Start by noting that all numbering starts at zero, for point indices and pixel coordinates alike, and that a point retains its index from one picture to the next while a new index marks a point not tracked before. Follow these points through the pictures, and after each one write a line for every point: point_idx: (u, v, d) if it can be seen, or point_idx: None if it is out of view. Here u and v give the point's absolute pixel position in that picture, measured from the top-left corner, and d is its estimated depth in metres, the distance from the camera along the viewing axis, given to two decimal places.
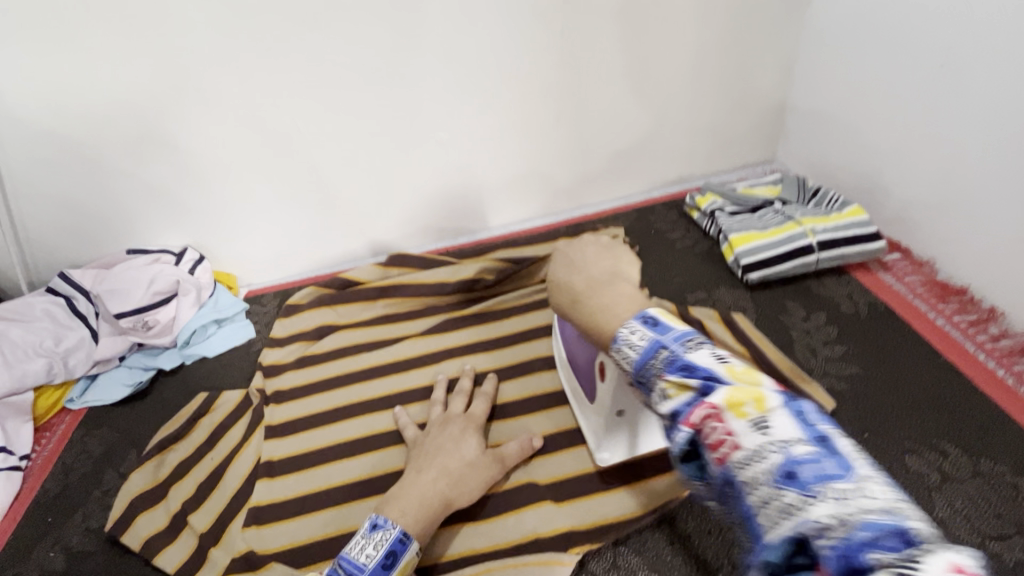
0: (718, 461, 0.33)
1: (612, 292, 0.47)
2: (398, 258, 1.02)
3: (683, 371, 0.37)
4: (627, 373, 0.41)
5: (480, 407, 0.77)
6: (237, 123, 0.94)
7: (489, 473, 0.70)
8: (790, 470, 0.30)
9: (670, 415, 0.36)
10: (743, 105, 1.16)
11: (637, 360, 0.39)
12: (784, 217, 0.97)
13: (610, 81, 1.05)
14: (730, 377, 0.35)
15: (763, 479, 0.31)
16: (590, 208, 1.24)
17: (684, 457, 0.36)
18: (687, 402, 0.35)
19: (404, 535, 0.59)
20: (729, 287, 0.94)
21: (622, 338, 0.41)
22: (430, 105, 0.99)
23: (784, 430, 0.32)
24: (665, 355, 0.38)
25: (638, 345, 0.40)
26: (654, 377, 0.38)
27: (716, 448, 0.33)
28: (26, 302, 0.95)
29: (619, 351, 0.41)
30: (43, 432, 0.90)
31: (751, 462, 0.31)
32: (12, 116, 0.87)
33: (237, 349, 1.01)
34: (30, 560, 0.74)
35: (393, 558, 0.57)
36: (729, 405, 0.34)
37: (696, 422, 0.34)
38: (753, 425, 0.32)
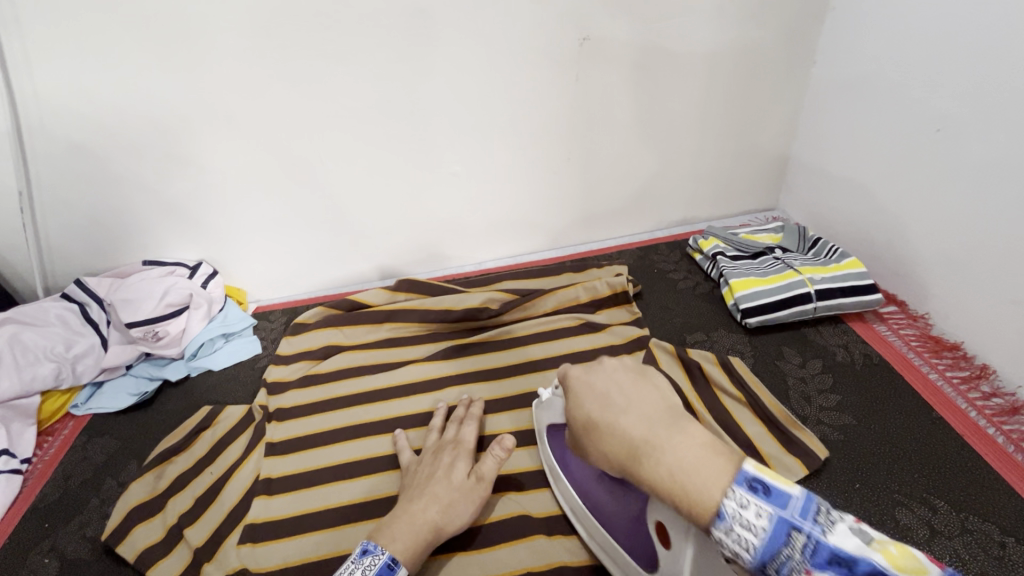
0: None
1: (672, 437, 0.48)
2: (407, 284, 1.05)
3: (831, 569, 0.37)
4: (745, 559, 0.41)
5: (470, 432, 0.77)
6: (262, 147, 0.97)
7: (480, 499, 0.70)
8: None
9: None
10: (746, 153, 1.21)
11: (762, 547, 0.40)
12: (783, 265, 1.00)
13: (620, 126, 1.09)
14: (892, 569, 0.36)
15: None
16: (595, 244, 1.28)
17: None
18: None
19: (392, 561, 0.60)
20: (727, 330, 0.96)
21: (732, 523, 0.41)
22: (447, 137, 1.03)
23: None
24: (801, 542, 0.39)
25: (760, 534, 0.40)
26: (794, 568, 0.39)
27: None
28: (40, 307, 0.97)
29: (727, 537, 0.41)
30: (45, 436, 0.91)
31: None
32: (41, 131, 0.89)
33: (242, 364, 1.03)
34: (24, 566, 0.74)
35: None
36: None
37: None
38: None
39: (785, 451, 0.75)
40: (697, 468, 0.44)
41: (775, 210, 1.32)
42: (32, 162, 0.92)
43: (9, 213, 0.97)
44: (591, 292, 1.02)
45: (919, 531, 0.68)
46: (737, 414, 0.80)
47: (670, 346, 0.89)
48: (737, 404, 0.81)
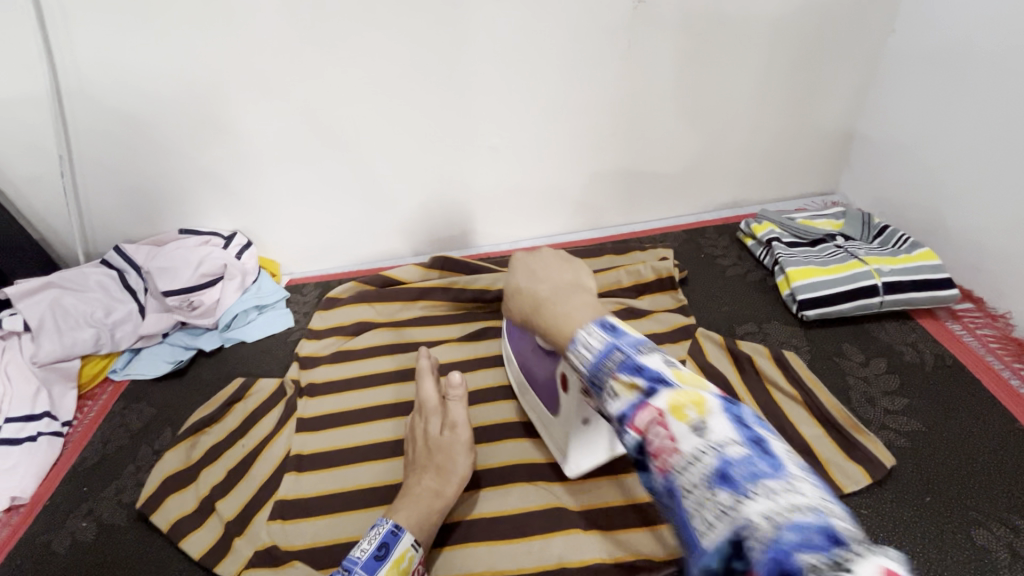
0: (661, 469, 0.33)
1: (569, 299, 0.47)
2: (440, 260, 1.01)
3: (632, 369, 0.37)
4: (580, 368, 0.41)
5: (427, 387, 0.74)
6: (296, 116, 0.94)
7: (462, 444, 0.69)
8: (724, 472, 0.30)
9: (618, 416, 0.37)
10: (806, 132, 1.12)
11: (592, 361, 0.40)
12: (846, 254, 0.92)
13: (670, 99, 1.02)
14: (678, 379, 0.36)
15: (700, 482, 0.31)
16: (637, 226, 1.22)
17: (634, 463, 0.36)
18: (632, 404, 0.36)
19: (394, 527, 0.60)
20: (781, 322, 0.90)
21: (579, 340, 0.42)
22: (485, 108, 0.98)
23: (722, 434, 0.32)
24: (617, 357, 0.39)
25: (594, 347, 0.40)
26: (606, 378, 0.38)
27: (659, 455, 0.33)
28: (81, 272, 0.98)
29: (574, 353, 0.42)
30: (85, 400, 0.93)
31: (688, 467, 0.32)
32: (79, 94, 0.88)
33: (275, 337, 1.02)
34: (63, 528, 0.75)
35: (386, 549, 0.58)
36: (673, 411, 0.34)
37: (641, 425, 0.35)
38: (695, 431, 0.33)
39: (846, 458, 0.69)
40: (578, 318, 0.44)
41: (834, 194, 1.23)
42: (72, 127, 0.92)
43: (50, 177, 0.97)
44: (635, 276, 0.96)
45: (999, 554, 0.61)
46: (792, 414, 0.75)
47: (719, 337, 0.84)
48: (792, 402, 0.76)
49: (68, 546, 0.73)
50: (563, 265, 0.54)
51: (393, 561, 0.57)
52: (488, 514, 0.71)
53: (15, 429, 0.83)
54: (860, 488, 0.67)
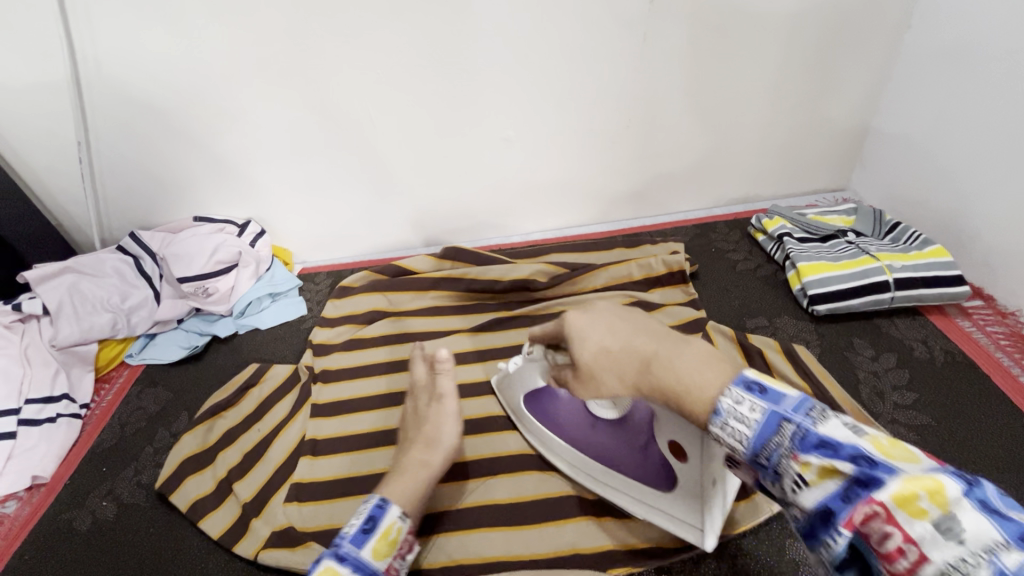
0: (903, 569, 0.34)
1: (672, 351, 0.47)
2: (453, 251, 1.02)
3: (819, 453, 0.37)
4: (741, 451, 0.41)
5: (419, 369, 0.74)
6: (311, 105, 0.95)
7: (449, 415, 0.68)
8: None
9: (814, 506, 0.37)
10: (818, 128, 1.12)
11: (753, 438, 0.40)
12: (857, 250, 0.92)
13: (684, 93, 1.02)
14: (884, 458, 0.35)
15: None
16: (648, 219, 1.23)
17: (856, 552, 0.37)
18: (837, 492, 0.36)
19: (382, 500, 0.57)
20: (792, 317, 0.90)
21: (725, 417, 0.41)
22: (500, 100, 0.98)
23: (973, 531, 0.32)
24: (790, 430, 0.39)
25: (751, 424, 0.40)
26: (783, 456, 0.39)
27: (896, 555, 0.34)
28: (98, 258, 0.99)
29: (723, 432, 0.42)
30: (102, 383, 0.94)
31: (945, 575, 0.32)
32: (98, 82, 0.89)
33: (289, 324, 1.03)
34: (84, 507, 0.77)
35: (373, 522, 0.55)
36: (900, 503, 0.33)
37: (859, 523, 0.35)
38: (937, 528, 0.32)
39: None
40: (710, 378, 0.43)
41: (845, 190, 1.24)
42: (90, 113, 0.92)
43: (68, 164, 0.98)
44: (646, 269, 0.97)
45: None
46: None
47: (730, 331, 0.85)
48: (802, 395, 0.76)
49: (89, 524, 0.75)
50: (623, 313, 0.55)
51: (382, 533, 0.55)
52: (501, 500, 0.72)
53: (34, 410, 0.84)
54: None
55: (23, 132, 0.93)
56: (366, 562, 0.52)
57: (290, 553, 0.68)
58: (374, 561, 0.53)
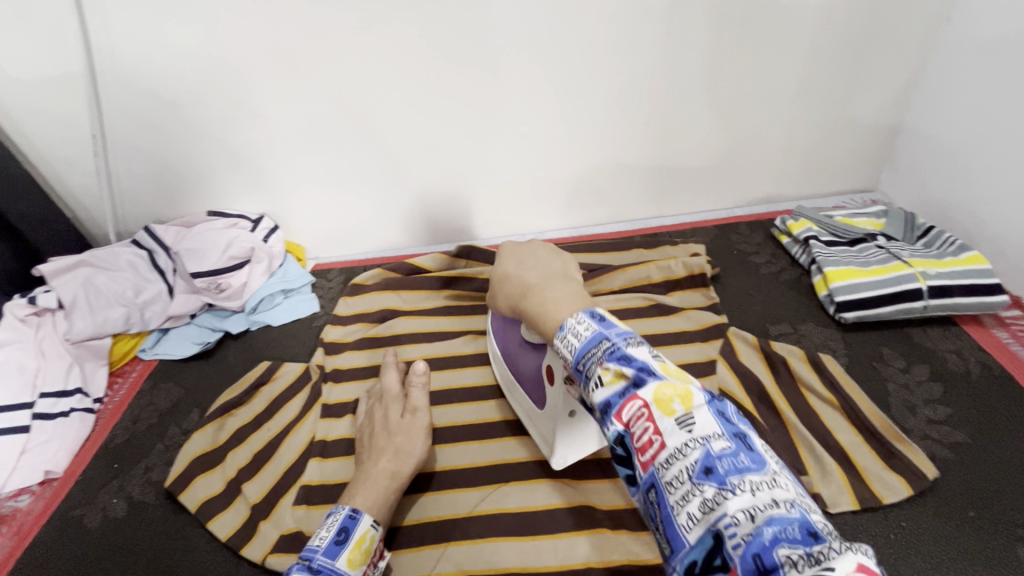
0: (646, 463, 0.36)
1: (550, 288, 0.52)
2: (467, 250, 0.99)
3: (620, 360, 0.40)
4: (567, 358, 0.44)
5: (392, 378, 0.77)
6: (325, 98, 0.93)
7: (420, 428, 0.70)
8: (706, 465, 0.34)
9: (600, 404, 0.40)
10: (848, 126, 1.08)
11: (579, 348, 0.43)
12: (888, 255, 0.88)
13: (710, 88, 0.99)
14: (663, 373, 0.39)
15: (685, 476, 0.34)
16: (667, 219, 1.19)
17: (618, 455, 0.39)
18: (620, 391, 0.39)
19: (353, 511, 0.60)
20: (817, 324, 0.87)
21: (568, 331, 0.45)
22: (517, 94, 0.95)
23: (705, 428, 0.35)
24: (605, 346, 0.41)
25: (581, 336, 0.43)
26: (592, 365, 0.41)
27: (645, 449, 0.36)
28: (111, 251, 0.98)
29: (563, 345, 0.45)
30: (115, 377, 0.94)
31: (673, 460, 0.35)
32: (114, 75, 0.88)
33: (301, 321, 1.02)
34: (96, 503, 0.77)
35: (346, 533, 0.57)
36: (659, 403, 0.37)
37: (627, 418, 0.38)
38: (678, 423, 0.36)
39: (886, 467, 0.67)
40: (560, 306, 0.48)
41: (874, 191, 1.19)
42: (105, 107, 0.92)
43: (84, 157, 0.98)
44: (665, 271, 0.94)
45: None
46: (828, 419, 0.72)
47: (752, 338, 0.82)
48: (828, 407, 0.73)
49: (100, 520, 0.75)
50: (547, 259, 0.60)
51: (354, 543, 0.57)
52: (514, 508, 0.70)
53: (48, 405, 0.84)
54: (901, 500, 0.65)
55: (40, 125, 0.93)
56: (342, 572, 0.55)
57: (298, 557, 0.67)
58: (350, 570, 0.55)
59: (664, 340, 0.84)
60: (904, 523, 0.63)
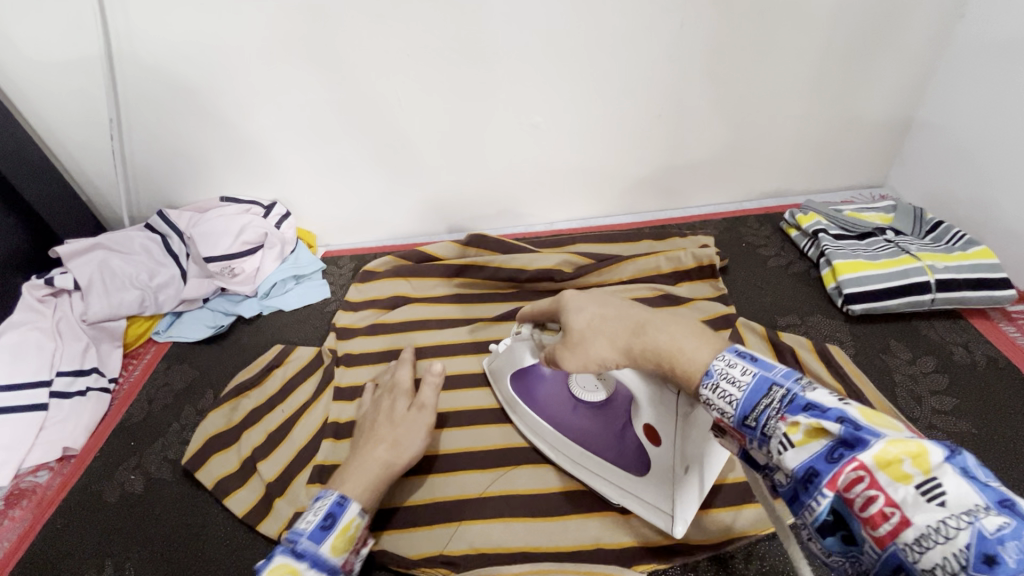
0: (880, 539, 0.34)
1: (659, 328, 0.48)
2: (478, 239, 1.00)
3: (807, 415, 0.38)
4: (730, 414, 0.42)
5: (404, 373, 0.76)
6: (339, 86, 0.93)
7: (424, 425, 0.70)
8: (981, 548, 0.30)
9: (798, 470, 0.38)
10: (859, 121, 1.08)
11: (743, 399, 0.41)
12: (896, 249, 0.89)
13: (722, 82, 0.99)
14: (869, 424, 0.37)
15: (946, 560, 0.31)
16: (676, 212, 1.20)
17: (829, 521, 0.38)
18: (821, 453, 0.37)
19: (341, 498, 0.60)
20: (824, 317, 0.88)
21: (716, 378, 0.43)
22: (530, 85, 0.96)
23: (957, 495, 0.32)
24: (779, 394, 0.40)
25: (740, 389, 0.41)
26: (770, 418, 0.40)
27: (877, 524, 0.34)
28: (126, 235, 0.99)
29: (711, 403, 0.43)
30: (130, 358, 0.95)
31: (927, 538, 0.32)
32: (130, 61, 0.89)
33: (312, 307, 1.03)
34: (113, 479, 0.78)
35: (332, 520, 0.57)
36: (882, 465, 0.34)
37: (843, 486, 0.36)
38: (919, 491, 0.33)
39: None
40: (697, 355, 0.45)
41: (883, 186, 1.21)
42: (122, 92, 0.93)
43: (100, 141, 0.99)
44: (675, 262, 0.94)
45: None
46: None
47: (760, 328, 0.83)
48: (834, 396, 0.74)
49: (118, 496, 0.76)
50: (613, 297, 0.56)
51: (339, 531, 0.57)
52: (524, 490, 0.72)
53: (65, 383, 0.86)
54: None
55: (56, 109, 0.94)
56: (324, 558, 0.55)
57: None
58: (332, 558, 0.56)
59: None
60: None
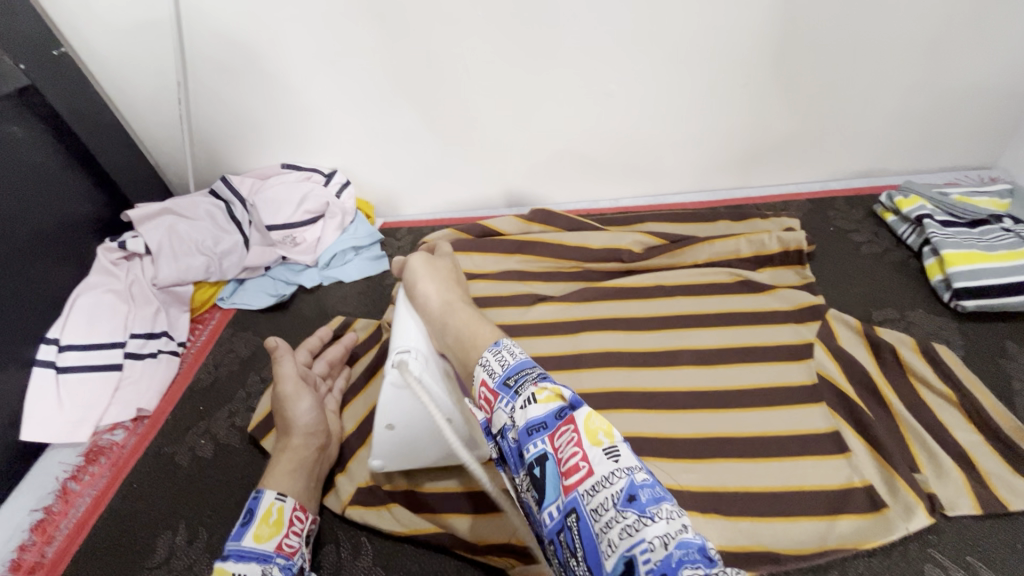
0: (568, 487, 0.39)
1: (460, 315, 0.62)
2: (542, 215, 0.96)
3: (553, 384, 0.44)
4: (497, 375, 0.48)
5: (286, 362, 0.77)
6: (402, 48, 0.89)
7: (290, 393, 0.70)
8: (630, 493, 0.36)
9: (529, 422, 0.42)
10: (972, 93, 0.96)
11: (512, 367, 0.48)
12: (1018, 239, 0.79)
13: (818, 49, 0.89)
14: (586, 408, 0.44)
15: (609, 502, 0.36)
16: (752, 191, 1.12)
17: (535, 475, 0.41)
18: (553, 410, 0.42)
19: (256, 492, 0.61)
20: (927, 311, 0.79)
21: (502, 352, 0.51)
22: (604, 51, 0.89)
23: (628, 459, 0.39)
24: (535, 372, 0.46)
25: (507, 362, 0.49)
26: (526, 381, 0.45)
27: (570, 474, 0.39)
28: (192, 201, 1.00)
29: (483, 366, 0.51)
30: (196, 323, 0.97)
31: (598, 487, 0.37)
32: (197, 24, 0.87)
33: (371, 280, 1.02)
34: (184, 442, 0.80)
35: (250, 513, 0.59)
36: (586, 430, 0.40)
37: (558, 440, 0.41)
38: (605, 453, 0.39)
39: (1015, 473, 0.60)
40: (476, 342, 0.56)
41: (993, 168, 1.08)
42: (186, 55, 0.91)
43: (167, 106, 0.99)
44: (757, 246, 0.87)
45: None
46: (945, 416, 0.66)
47: (856, 322, 0.76)
48: (945, 404, 0.67)
49: (189, 459, 0.78)
50: (455, 274, 0.72)
51: (261, 519, 0.58)
52: None
53: (138, 345, 0.88)
54: None
55: (125, 72, 0.94)
56: (250, 547, 0.55)
57: (373, 513, 0.68)
58: (260, 544, 0.56)
59: (756, 320, 0.78)
60: None
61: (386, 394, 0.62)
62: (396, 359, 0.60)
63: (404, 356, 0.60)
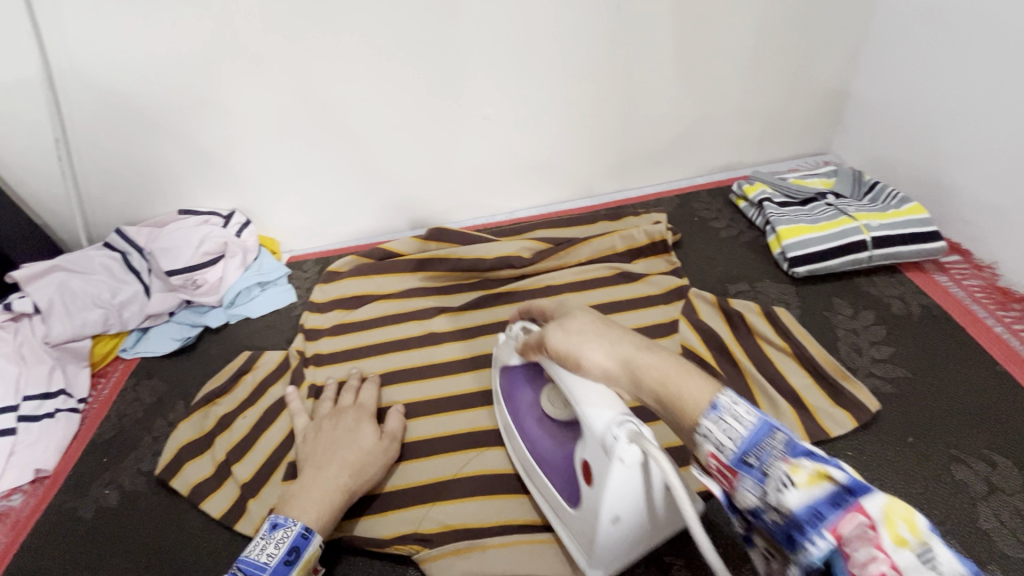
0: None
1: (650, 362, 0.47)
2: (438, 232, 1.02)
3: (811, 458, 0.35)
4: (729, 450, 0.38)
5: (370, 398, 0.78)
6: (290, 90, 0.94)
7: (388, 456, 0.72)
8: None
9: (795, 515, 0.34)
10: (799, 91, 1.12)
11: (744, 438, 0.38)
12: (837, 211, 0.93)
13: (663, 63, 1.03)
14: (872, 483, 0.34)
15: None
16: (632, 192, 1.23)
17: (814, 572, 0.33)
18: (826, 497, 0.33)
19: (306, 530, 0.60)
20: (773, 281, 0.92)
21: (721, 414, 0.40)
22: (479, 79, 0.98)
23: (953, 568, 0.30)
24: (781, 439, 0.37)
25: (739, 431, 0.38)
26: (774, 460, 0.36)
27: None
28: (85, 255, 0.98)
29: (705, 437, 0.40)
30: (99, 378, 0.95)
31: None
32: (75, 79, 0.88)
33: (279, 312, 1.04)
34: (87, 496, 0.79)
35: (296, 554, 0.58)
36: (886, 521, 0.32)
37: (843, 531, 0.32)
38: (920, 559, 0.30)
39: (834, 405, 0.72)
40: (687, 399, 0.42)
41: (828, 153, 1.25)
42: (64, 109, 0.92)
43: (47, 161, 0.97)
44: (629, 241, 0.97)
45: (976, 487, 0.65)
46: (784, 366, 0.77)
47: (710, 296, 0.86)
48: (783, 356, 0.78)
49: (93, 512, 0.77)
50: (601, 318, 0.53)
51: (303, 563, 0.59)
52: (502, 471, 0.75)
53: (33, 407, 0.85)
54: (846, 432, 0.70)
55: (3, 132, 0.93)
56: None
57: None
58: None
59: (630, 306, 0.88)
60: (849, 452, 0.69)
61: (613, 490, 0.52)
62: (625, 435, 0.49)
63: (631, 425, 0.49)
